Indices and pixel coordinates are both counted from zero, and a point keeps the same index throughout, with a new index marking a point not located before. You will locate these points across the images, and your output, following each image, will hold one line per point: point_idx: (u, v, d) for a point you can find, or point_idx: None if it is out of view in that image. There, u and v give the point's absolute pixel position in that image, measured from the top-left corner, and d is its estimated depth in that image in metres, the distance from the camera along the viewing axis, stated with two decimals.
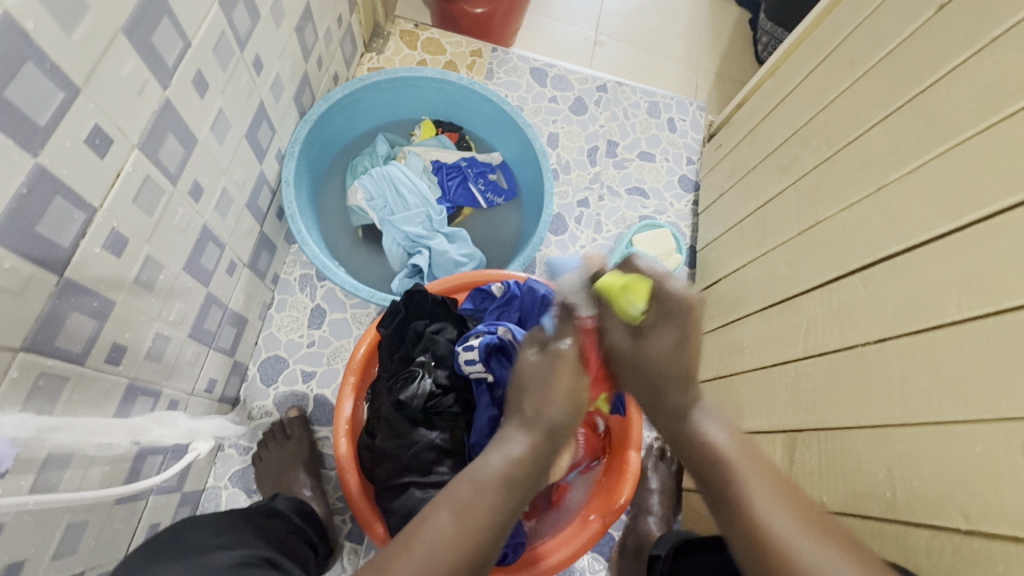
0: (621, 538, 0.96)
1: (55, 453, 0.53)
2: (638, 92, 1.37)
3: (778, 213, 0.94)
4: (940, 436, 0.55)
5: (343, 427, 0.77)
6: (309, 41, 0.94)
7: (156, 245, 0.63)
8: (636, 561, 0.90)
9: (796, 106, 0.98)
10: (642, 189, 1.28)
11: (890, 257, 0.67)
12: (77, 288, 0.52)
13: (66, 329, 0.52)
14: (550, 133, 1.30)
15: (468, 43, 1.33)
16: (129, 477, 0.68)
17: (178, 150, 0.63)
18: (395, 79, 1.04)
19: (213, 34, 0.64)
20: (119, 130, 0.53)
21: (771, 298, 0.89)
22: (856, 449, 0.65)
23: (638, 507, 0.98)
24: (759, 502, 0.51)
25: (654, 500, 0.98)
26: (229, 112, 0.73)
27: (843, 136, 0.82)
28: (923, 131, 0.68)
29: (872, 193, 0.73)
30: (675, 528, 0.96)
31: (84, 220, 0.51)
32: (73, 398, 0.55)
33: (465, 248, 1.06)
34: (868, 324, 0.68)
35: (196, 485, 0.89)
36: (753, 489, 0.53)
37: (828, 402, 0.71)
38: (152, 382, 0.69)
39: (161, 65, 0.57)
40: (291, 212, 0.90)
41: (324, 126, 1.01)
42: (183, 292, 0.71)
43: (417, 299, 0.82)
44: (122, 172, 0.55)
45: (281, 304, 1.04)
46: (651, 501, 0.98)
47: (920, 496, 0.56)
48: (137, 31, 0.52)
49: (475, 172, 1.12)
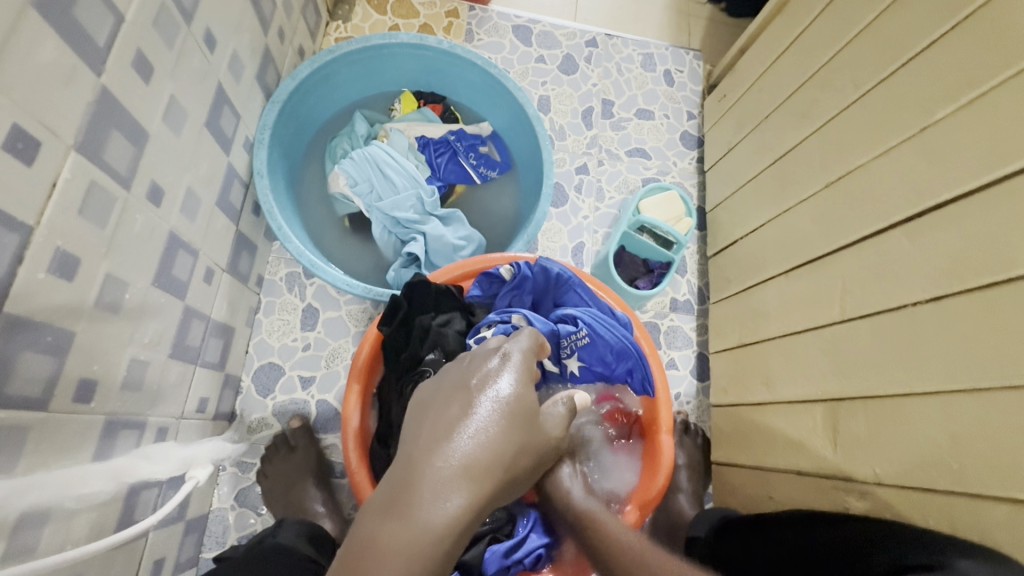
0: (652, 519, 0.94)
1: (27, 515, 0.46)
2: (630, 45, 1.28)
3: (798, 164, 0.87)
4: (1014, 402, 0.50)
5: (352, 439, 0.71)
6: (266, 10, 0.83)
7: (116, 260, 0.54)
8: (671, 543, 0.87)
9: (811, 45, 0.89)
10: (643, 150, 1.20)
11: (941, 206, 0.61)
12: (24, 323, 0.44)
13: (17, 372, 0.44)
14: (540, 96, 1.20)
15: (442, 3, 1.21)
16: (121, 520, 0.61)
17: (127, 148, 0.54)
18: (368, 48, 0.94)
19: (149, 6, 0.54)
20: (48, 129, 0.44)
21: (797, 259, 0.84)
22: (912, 419, 0.60)
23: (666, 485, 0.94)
24: None
25: (682, 478, 0.95)
26: (183, 97, 0.63)
27: (872, 74, 0.74)
28: (971, 60, 0.61)
29: (912, 135, 0.66)
30: (706, 502, 0.93)
31: (20, 241, 0.43)
32: (40, 448, 0.48)
33: (462, 230, 0.97)
34: (917, 279, 0.62)
35: (199, 511, 0.82)
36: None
37: (874, 367, 0.66)
38: (133, 413, 0.61)
39: (89, 45, 0.47)
40: (268, 207, 0.81)
41: (294, 106, 0.91)
42: (156, 310, 0.63)
43: (419, 291, 0.74)
44: (60, 181, 0.46)
45: (269, 307, 0.96)
46: (680, 479, 0.94)
47: (997, 468, 0.51)
48: (50, 3, 0.42)
49: (465, 145, 1.03)
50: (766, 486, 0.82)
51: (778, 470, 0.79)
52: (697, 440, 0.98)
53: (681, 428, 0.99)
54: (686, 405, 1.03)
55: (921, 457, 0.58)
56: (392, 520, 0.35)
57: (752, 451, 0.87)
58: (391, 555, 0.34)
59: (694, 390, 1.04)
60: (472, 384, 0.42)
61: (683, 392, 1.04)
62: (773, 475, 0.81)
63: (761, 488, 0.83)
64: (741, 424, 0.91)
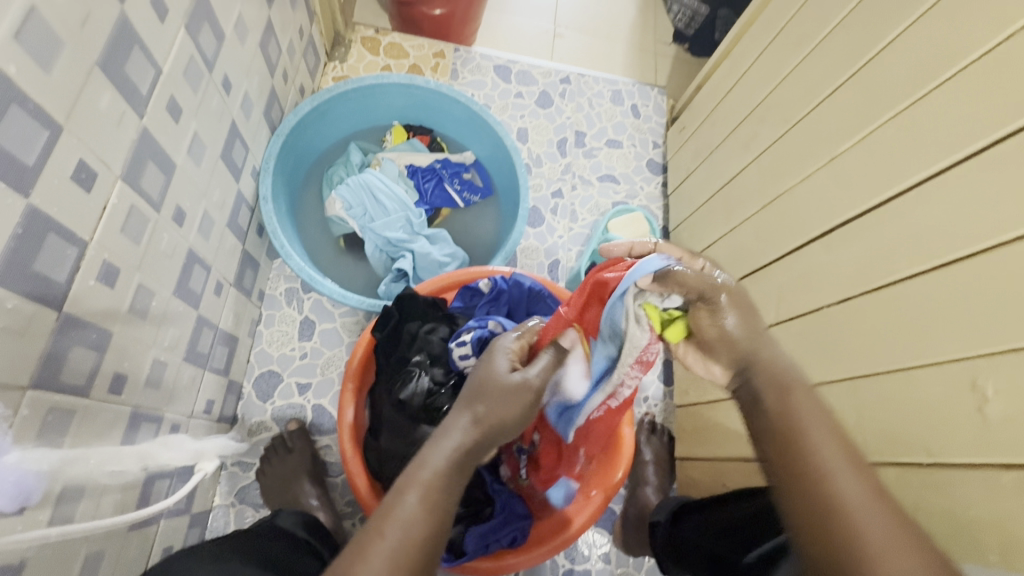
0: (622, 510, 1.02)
1: (70, 487, 0.54)
2: (600, 82, 1.42)
3: (742, 188, 0.99)
4: (900, 382, 0.61)
5: (347, 432, 0.79)
6: (273, 56, 0.94)
7: (146, 273, 0.64)
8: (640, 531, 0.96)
9: (751, 85, 1.02)
10: (612, 176, 1.32)
11: (847, 223, 0.73)
12: (76, 322, 0.53)
13: (69, 364, 0.53)
14: (519, 128, 1.33)
15: (430, 45, 1.34)
16: (140, 504, 0.68)
17: (159, 177, 0.64)
18: (362, 88, 1.05)
19: (181, 59, 0.65)
20: (102, 162, 0.54)
21: (742, 271, 0.95)
22: (831, 404, 0.70)
23: (634, 480, 1.03)
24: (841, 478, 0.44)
25: (649, 472, 1.03)
26: (203, 133, 0.73)
27: (796, 113, 0.87)
28: (867, 103, 0.73)
29: (826, 164, 0.79)
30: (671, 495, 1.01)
31: (77, 254, 0.52)
32: (82, 430, 0.56)
33: (447, 249, 1.08)
34: (831, 285, 0.73)
35: (203, 506, 0.89)
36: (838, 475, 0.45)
37: (802, 361, 0.76)
38: (153, 408, 0.70)
39: (135, 94, 0.57)
40: (272, 227, 0.91)
41: (296, 138, 1.02)
42: (175, 317, 0.72)
43: (408, 302, 0.84)
44: (108, 205, 0.55)
45: (269, 320, 1.05)
46: (646, 473, 1.03)
47: (891, 438, 0.61)
48: (110, 63, 0.53)
49: (450, 172, 1.14)
50: (721, 477, 0.91)
51: (729, 460, 0.89)
52: (663, 439, 1.07)
53: (648, 428, 1.08)
54: (653, 407, 1.11)
55: None
56: (429, 448, 0.50)
57: (709, 445, 0.96)
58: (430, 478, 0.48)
59: (661, 394, 1.12)
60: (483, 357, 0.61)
61: (652, 395, 1.12)
62: (725, 465, 0.90)
63: (717, 479, 0.92)
64: (700, 421, 1.00)
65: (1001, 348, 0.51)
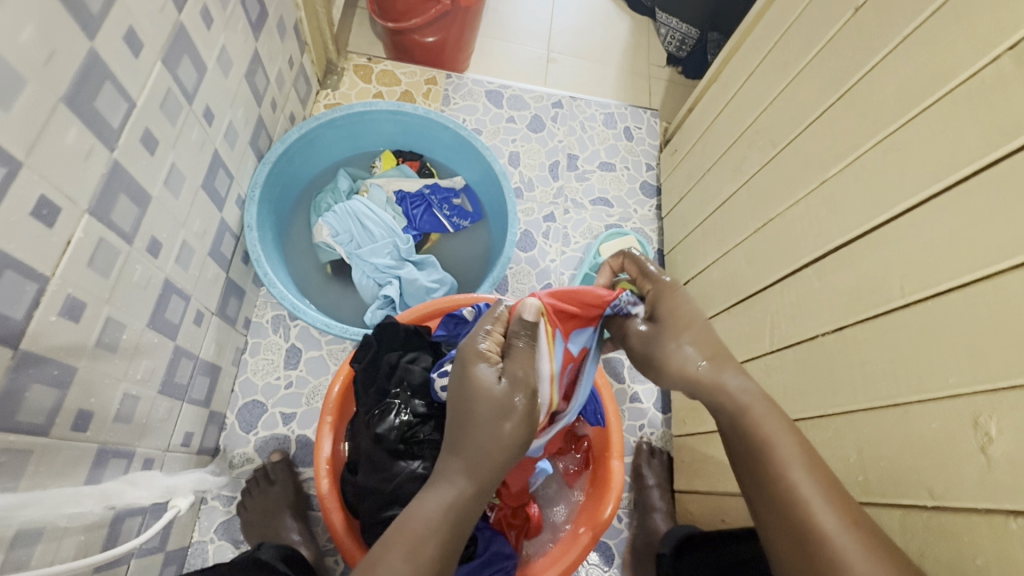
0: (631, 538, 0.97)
1: (23, 530, 0.52)
2: (593, 106, 1.42)
3: (733, 212, 0.97)
4: (900, 417, 0.57)
5: (324, 467, 0.77)
6: (261, 85, 0.95)
7: (116, 305, 0.63)
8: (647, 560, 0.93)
9: (740, 108, 1.01)
10: (605, 199, 1.31)
11: (839, 249, 0.70)
12: (35, 358, 0.52)
13: (27, 402, 0.52)
14: (511, 152, 1.32)
15: (422, 72, 1.36)
16: (106, 544, 0.66)
17: (132, 209, 0.63)
18: (351, 115, 1.06)
19: (158, 92, 0.65)
20: (67, 197, 0.53)
21: (736, 296, 0.92)
22: (828, 439, 0.67)
23: (641, 506, 0.99)
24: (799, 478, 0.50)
25: (655, 497, 1.00)
26: (183, 164, 0.73)
27: (785, 136, 0.86)
28: (855, 126, 0.71)
29: (816, 187, 0.77)
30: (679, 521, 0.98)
31: (37, 290, 0.51)
32: (39, 470, 0.54)
33: (435, 274, 1.06)
34: (825, 313, 0.71)
35: (180, 543, 0.87)
36: (797, 470, 0.51)
37: (797, 393, 0.73)
38: (123, 443, 0.68)
39: (106, 127, 0.57)
40: (255, 256, 0.90)
41: (283, 166, 1.02)
42: (149, 348, 0.71)
43: (388, 331, 0.82)
44: (73, 239, 0.54)
45: (255, 348, 1.03)
46: (653, 497, 1.00)
47: (890, 477, 0.58)
48: (78, 98, 0.53)
49: (439, 198, 1.13)
50: (719, 510, 0.86)
51: (726, 494, 0.84)
52: (663, 460, 1.05)
53: (648, 451, 1.05)
54: (650, 434, 1.08)
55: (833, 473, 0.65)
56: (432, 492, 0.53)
57: (706, 478, 0.92)
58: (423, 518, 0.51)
59: (658, 421, 1.09)
60: (467, 360, 0.58)
61: (647, 422, 1.09)
62: (723, 499, 0.85)
63: (715, 512, 0.87)
64: (697, 453, 0.96)
65: (1001, 383, 0.48)
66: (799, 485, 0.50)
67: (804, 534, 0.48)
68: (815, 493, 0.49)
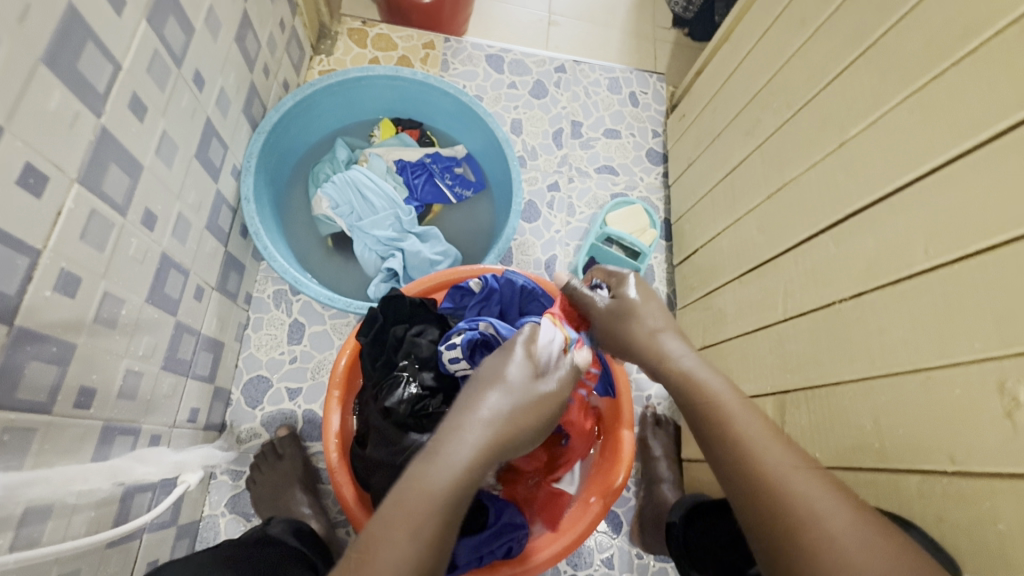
0: (639, 504, 1.00)
1: (31, 508, 0.52)
2: (597, 70, 1.37)
3: (745, 178, 0.94)
4: (920, 385, 0.56)
5: (333, 441, 0.76)
6: (252, 49, 0.90)
7: (113, 280, 0.61)
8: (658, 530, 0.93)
9: (754, 68, 0.97)
10: (611, 167, 1.28)
11: (859, 212, 0.68)
12: (32, 335, 0.50)
13: (26, 379, 0.50)
14: (513, 120, 1.28)
15: (419, 36, 1.30)
16: (117, 519, 0.66)
17: (124, 180, 0.61)
18: (347, 80, 1.01)
19: (145, 53, 0.61)
20: (54, 165, 0.50)
21: (747, 264, 0.90)
22: (842, 406, 0.66)
23: (649, 478, 1.01)
24: (775, 464, 0.48)
25: (663, 468, 1.01)
26: (174, 132, 0.70)
27: (801, 96, 0.82)
28: (876, 83, 0.68)
29: (835, 149, 0.74)
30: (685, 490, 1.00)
31: (29, 264, 0.49)
32: (44, 448, 0.53)
33: (439, 245, 1.04)
34: (843, 280, 0.69)
35: (191, 517, 0.87)
36: (772, 457, 0.49)
37: (812, 361, 0.72)
38: (129, 420, 0.67)
39: (91, 92, 0.54)
40: (254, 229, 0.87)
41: (279, 136, 0.98)
42: (150, 324, 0.69)
43: (394, 303, 0.81)
44: (64, 210, 0.52)
45: (257, 323, 1.02)
46: (660, 469, 1.01)
47: (907, 442, 0.57)
48: (58, 59, 0.49)
49: (441, 167, 1.10)
50: None
51: None
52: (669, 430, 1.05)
53: (652, 421, 1.06)
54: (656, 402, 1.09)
55: (850, 441, 0.64)
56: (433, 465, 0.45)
57: None
58: (425, 490, 0.44)
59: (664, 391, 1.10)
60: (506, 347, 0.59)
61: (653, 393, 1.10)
62: None
63: None
64: None
65: None
66: (768, 460, 0.49)
67: (795, 525, 0.44)
68: (783, 466, 0.48)
